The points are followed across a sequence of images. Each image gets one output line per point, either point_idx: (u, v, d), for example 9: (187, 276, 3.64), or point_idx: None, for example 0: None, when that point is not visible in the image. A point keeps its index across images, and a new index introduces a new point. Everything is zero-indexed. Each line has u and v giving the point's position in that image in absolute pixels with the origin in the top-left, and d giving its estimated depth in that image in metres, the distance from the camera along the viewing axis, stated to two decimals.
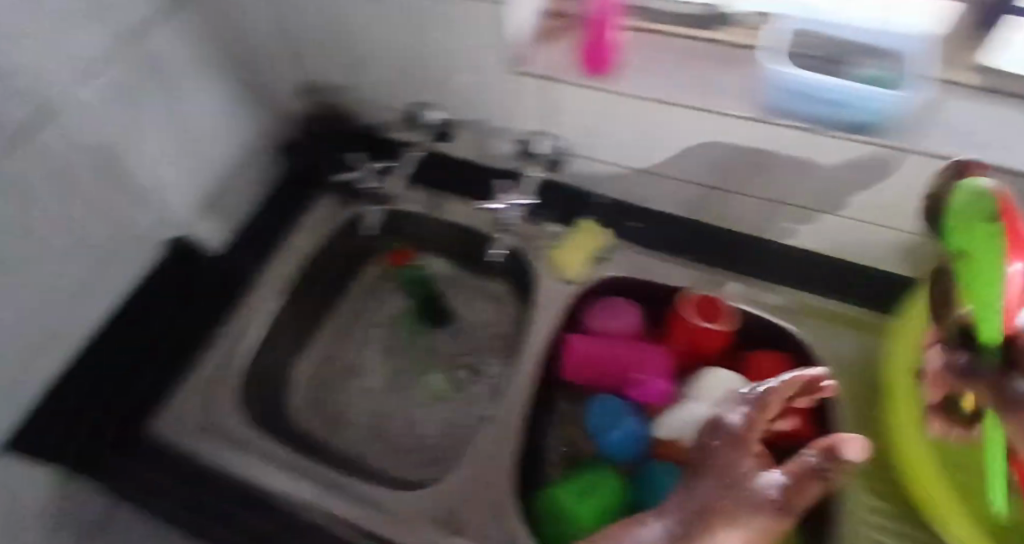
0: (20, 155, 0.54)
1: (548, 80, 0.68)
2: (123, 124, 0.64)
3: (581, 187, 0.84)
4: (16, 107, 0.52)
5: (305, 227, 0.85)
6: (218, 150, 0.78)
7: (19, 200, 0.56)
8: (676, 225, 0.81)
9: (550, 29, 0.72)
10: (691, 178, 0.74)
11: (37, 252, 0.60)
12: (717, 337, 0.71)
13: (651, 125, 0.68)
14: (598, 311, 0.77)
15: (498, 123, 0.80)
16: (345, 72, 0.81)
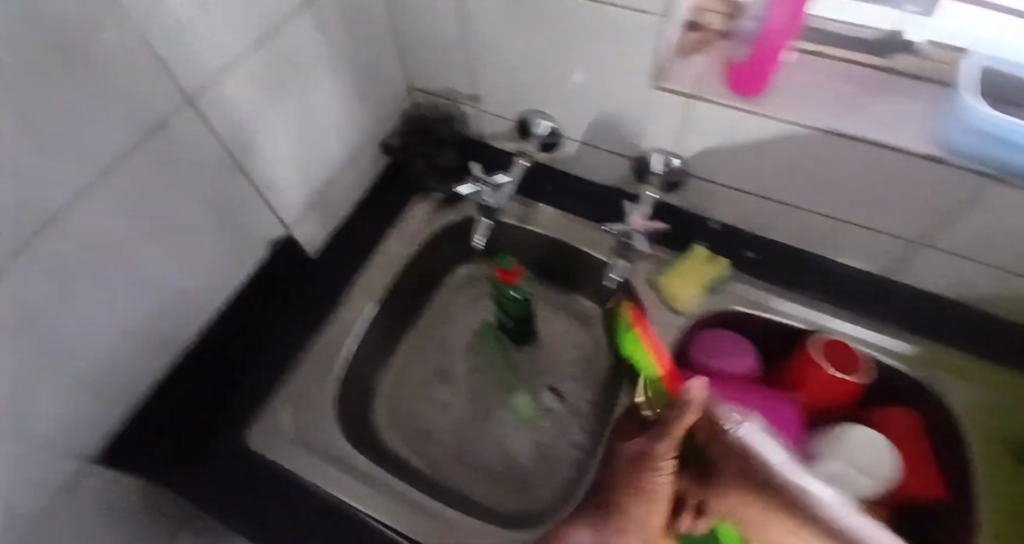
0: (174, 142, 0.51)
1: (691, 99, 0.64)
2: (266, 121, 0.61)
3: (689, 208, 0.79)
4: (179, 90, 0.49)
5: (398, 233, 0.82)
6: (330, 145, 0.74)
7: (168, 193, 0.53)
8: (792, 261, 0.76)
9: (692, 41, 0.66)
10: (823, 213, 0.69)
11: (182, 257, 0.57)
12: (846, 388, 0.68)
13: (799, 154, 0.63)
14: (706, 346, 0.73)
15: (616, 137, 0.75)
16: (461, 74, 0.78)
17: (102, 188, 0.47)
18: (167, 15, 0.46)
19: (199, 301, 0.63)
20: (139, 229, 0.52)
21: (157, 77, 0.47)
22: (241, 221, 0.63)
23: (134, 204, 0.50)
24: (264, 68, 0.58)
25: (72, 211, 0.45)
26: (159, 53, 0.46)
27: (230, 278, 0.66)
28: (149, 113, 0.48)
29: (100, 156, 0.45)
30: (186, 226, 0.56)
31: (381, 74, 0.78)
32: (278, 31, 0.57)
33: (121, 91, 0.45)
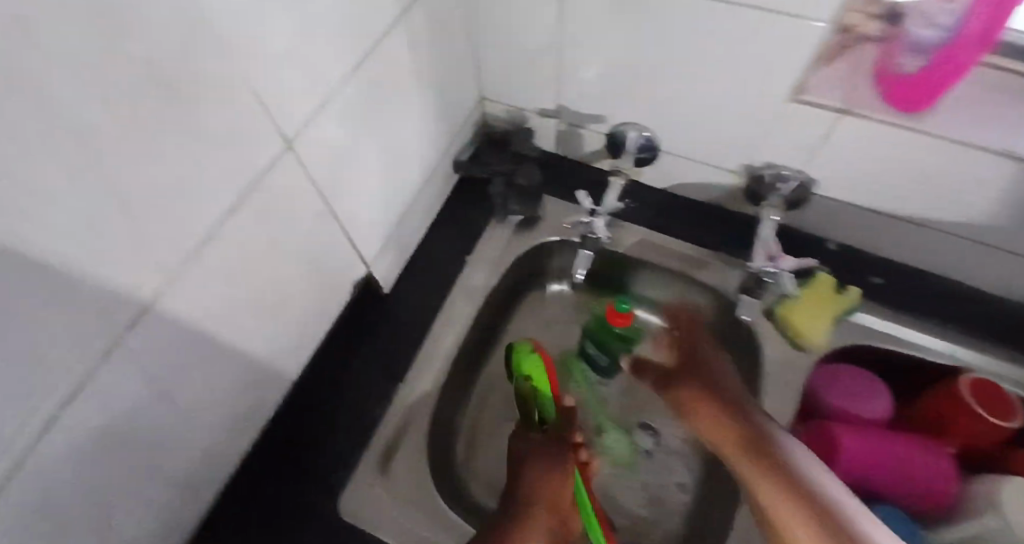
0: (273, 190, 0.44)
1: (840, 113, 0.56)
2: (358, 153, 0.53)
3: (803, 228, 0.72)
4: (278, 132, 0.42)
5: (477, 261, 0.72)
6: (413, 168, 0.66)
7: (267, 248, 0.46)
8: (920, 284, 0.70)
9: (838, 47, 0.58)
10: (972, 236, 0.62)
11: (275, 314, 0.51)
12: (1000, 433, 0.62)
13: (965, 174, 0.56)
14: (839, 387, 0.67)
15: (728, 154, 0.68)
16: (550, 84, 0.69)
17: (202, 254, 0.40)
18: (269, 45, 0.38)
19: (286, 357, 0.56)
20: (238, 293, 0.45)
21: (258, 118, 0.40)
22: (330, 266, 0.56)
23: (234, 266, 0.43)
24: (359, 94, 0.50)
25: (172, 284, 0.38)
26: (260, 90, 0.39)
27: (314, 326, 0.59)
28: (250, 162, 0.41)
29: (201, 217, 0.38)
30: (282, 281, 0.49)
31: (461, 86, 0.69)
32: (372, 52, 0.50)
33: (223, 142, 0.38)
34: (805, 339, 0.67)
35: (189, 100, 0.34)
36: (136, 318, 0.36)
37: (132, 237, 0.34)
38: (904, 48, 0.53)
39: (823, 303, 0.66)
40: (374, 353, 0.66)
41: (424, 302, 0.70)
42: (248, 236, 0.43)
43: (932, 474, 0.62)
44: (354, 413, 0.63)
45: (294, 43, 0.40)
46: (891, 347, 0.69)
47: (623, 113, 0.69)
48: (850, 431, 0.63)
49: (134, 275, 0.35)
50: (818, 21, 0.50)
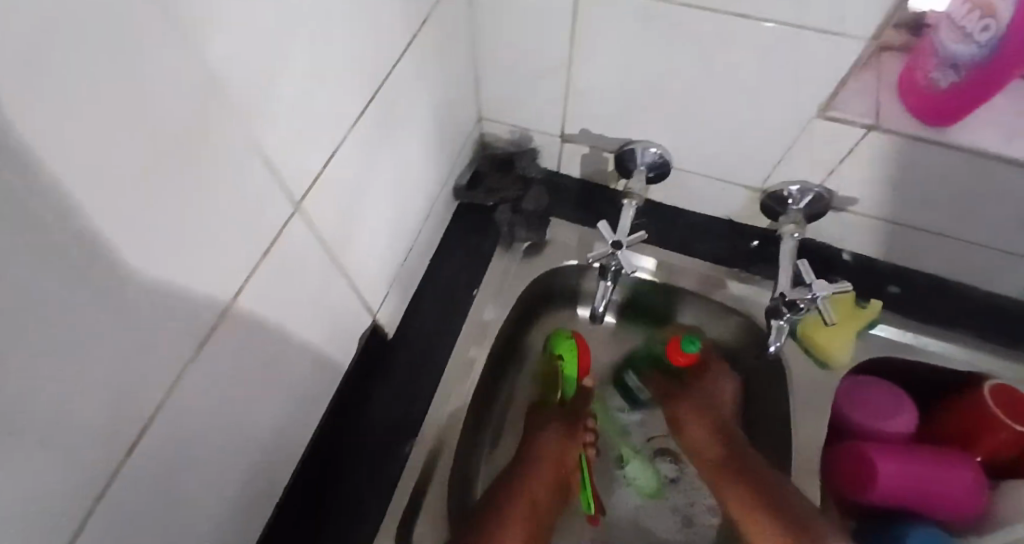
0: (281, 260, 0.40)
1: (869, 130, 0.54)
2: (362, 201, 0.49)
3: (817, 240, 0.71)
4: (287, 198, 0.38)
5: (489, 294, 0.70)
6: (413, 203, 0.61)
7: (277, 322, 0.42)
8: (938, 293, 0.68)
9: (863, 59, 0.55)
10: (994, 246, 0.60)
11: (285, 386, 0.46)
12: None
13: (988, 191, 0.54)
14: (865, 401, 0.67)
15: (742, 172, 0.65)
16: (553, 106, 0.66)
17: (211, 345, 0.35)
18: (278, 107, 0.34)
19: (296, 425, 0.51)
20: (248, 374, 0.40)
21: (267, 188, 0.35)
22: (337, 323, 0.52)
23: (245, 349, 0.39)
24: (363, 142, 0.46)
25: (181, 384, 0.34)
26: (269, 158, 0.35)
27: (323, 387, 0.54)
28: (258, 236, 0.36)
29: (210, 307, 0.34)
30: (291, 351, 0.45)
31: (458, 111, 0.65)
32: (376, 94, 0.46)
33: (232, 222, 0.33)
34: (831, 359, 0.67)
35: (200, 186, 0.30)
36: (144, 430, 0.32)
37: (138, 347, 0.29)
38: (938, 62, 0.50)
39: (849, 320, 0.66)
40: (384, 404, 0.62)
41: (434, 343, 0.66)
42: (258, 314, 0.39)
43: (969, 485, 0.61)
44: (371, 469, 0.60)
45: (303, 102, 0.36)
46: (915, 359, 0.68)
47: (633, 133, 0.65)
48: (872, 446, 0.63)
49: (141, 385, 0.31)
50: (845, 44, 0.48)
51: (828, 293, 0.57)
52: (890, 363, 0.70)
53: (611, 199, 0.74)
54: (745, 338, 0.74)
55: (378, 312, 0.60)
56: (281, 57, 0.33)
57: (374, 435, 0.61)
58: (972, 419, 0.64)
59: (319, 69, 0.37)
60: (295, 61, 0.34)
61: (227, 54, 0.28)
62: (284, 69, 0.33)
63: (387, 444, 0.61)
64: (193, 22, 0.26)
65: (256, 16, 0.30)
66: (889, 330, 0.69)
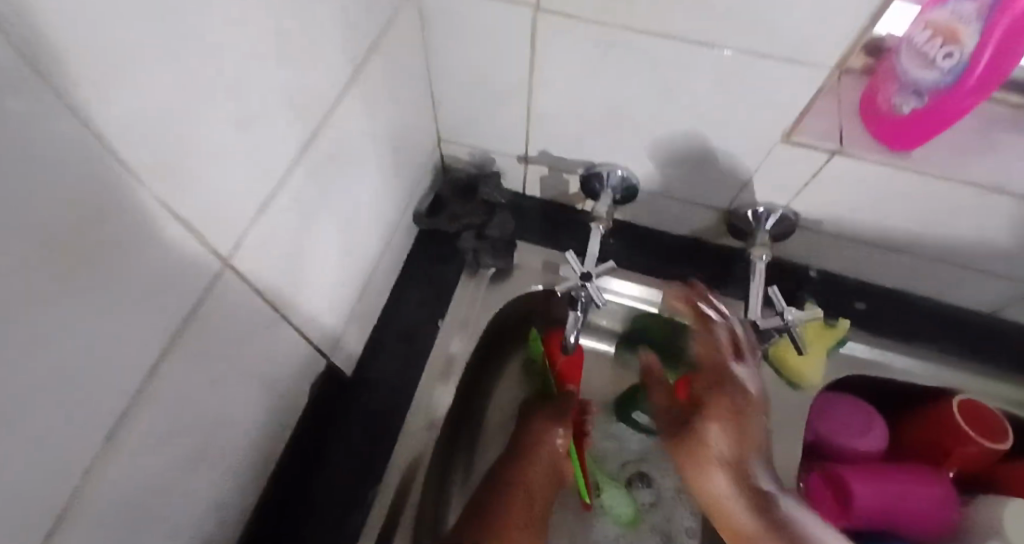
0: (210, 323, 0.38)
1: (833, 154, 0.53)
2: (305, 247, 0.47)
3: (783, 258, 0.69)
4: (212, 259, 0.36)
5: (454, 324, 0.68)
6: (364, 235, 0.58)
7: (208, 384, 0.40)
8: (906, 307, 0.68)
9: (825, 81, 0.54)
10: (954, 262, 0.61)
11: (224, 446, 0.45)
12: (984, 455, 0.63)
13: (944, 212, 0.55)
14: (833, 421, 0.67)
15: (703, 192, 0.63)
16: (512, 130, 0.64)
17: (131, 422, 0.34)
18: (197, 169, 0.32)
19: (242, 479, 0.50)
20: (178, 441, 0.39)
21: (189, 254, 0.34)
22: (280, 372, 0.50)
23: (171, 417, 0.37)
24: (302, 186, 0.44)
25: (98, 466, 0.32)
26: (188, 224, 0.33)
27: (270, 436, 0.52)
28: (180, 304, 0.35)
29: (125, 384, 0.32)
30: (228, 409, 0.44)
31: (413, 138, 0.62)
32: (315, 135, 0.43)
33: (145, 295, 0.32)
34: (803, 378, 0.67)
35: (102, 266, 0.28)
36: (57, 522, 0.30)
37: (42, 442, 0.28)
38: (899, 87, 0.50)
39: (822, 338, 0.66)
40: (344, 452, 0.60)
41: (395, 385, 0.64)
42: (185, 380, 0.37)
43: (935, 503, 0.61)
44: (332, 525, 0.56)
45: (224, 159, 0.34)
46: (882, 376, 0.68)
47: (597, 157, 0.63)
48: (846, 469, 0.63)
49: (51, 479, 0.29)
50: (802, 70, 0.47)
51: (799, 319, 0.57)
52: (856, 380, 0.69)
53: (578, 220, 0.73)
54: None
55: (331, 356, 0.59)
56: (197, 118, 0.31)
57: (334, 487, 0.58)
58: (941, 431, 0.64)
59: (244, 122, 0.35)
60: (216, 120, 0.33)
61: (126, 127, 0.27)
62: (203, 131, 0.32)
63: (348, 494, 0.58)
64: (79, 102, 0.24)
65: (160, 80, 0.28)
66: (857, 347, 0.69)
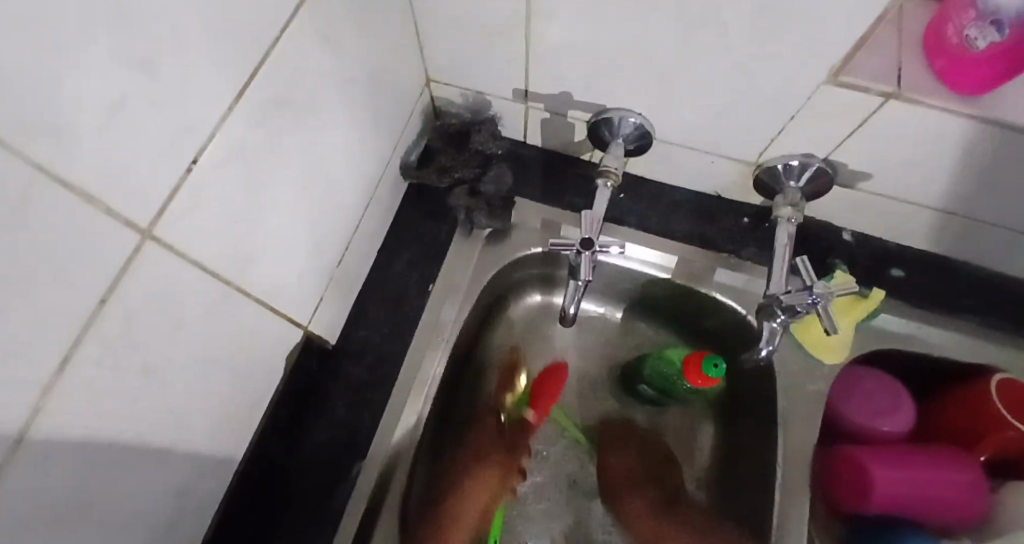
0: (135, 299, 0.32)
1: (887, 99, 0.44)
2: (258, 208, 0.40)
3: (813, 219, 0.63)
4: (125, 227, 0.30)
5: (443, 290, 0.62)
6: (339, 192, 0.51)
7: (145, 368, 0.34)
8: (948, 273, 0.62)
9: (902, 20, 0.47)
10: (1012, 228, 0.53)
11: (182, 432, 0.40)
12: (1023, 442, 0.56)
13: (1015, 170, 0.46)
14: (846, 395, 0.61)
15: (725, 144, 0.56)
16: (509, 69, 0.56)
17: (44, 420, 0.28)
18: (80, 121, 0.25)
19: (208, 462, 0.45)
20: (115, 435, 0.34)
21: (90, 222, 0.28)
22: (244, 346, 0.44)
23: (99, 411, 0.32)
24: (246, 139, 0.37)
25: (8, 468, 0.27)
26: (79, 190, 0.27)
27: (239, 415, 0.47)
28: (90, 277, 0.29)
29: (29, 378, 0.27)
30: (182, 393, 0.39)
31: (393, 79, 0.54)
32: (256, 72, 0.36)
33: (33, 280, 0.26)
34: (827, 354, 0.61)
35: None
36: None
37: None
38: (976, 16, 0.42)
39: (855, 313, 0.60)
40: (326, 425, 0.55)
41: (383, 354, 0.59)
42: (113, 365, 0.32)
43: (952, 482, 0.56)
44: (312, 504, 0.53)
45: (123, 108, 0.27)
46: (916, 351, 0.62)
47: (608, 101, 0.55)
48: (863, 451, 0.58)
49: None
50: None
51: (830, 291, 0.50)
52: (890, 353, 0.63)
53: (580, 172, 0.65)
54: (731, 331, 0.66)
55: (309, 325, 0.53)
56: (70, 57, 0.24)
57: (315, 465, 0.54)
58: (976, 411, 0.58)
59: (146, 61, 0.28)
60: (101, 63, 0.25)
61: None
62: (80, 76, 0.25)
63: (330, 473, 0.54)
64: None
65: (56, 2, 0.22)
66: (891, 320, 0.62)
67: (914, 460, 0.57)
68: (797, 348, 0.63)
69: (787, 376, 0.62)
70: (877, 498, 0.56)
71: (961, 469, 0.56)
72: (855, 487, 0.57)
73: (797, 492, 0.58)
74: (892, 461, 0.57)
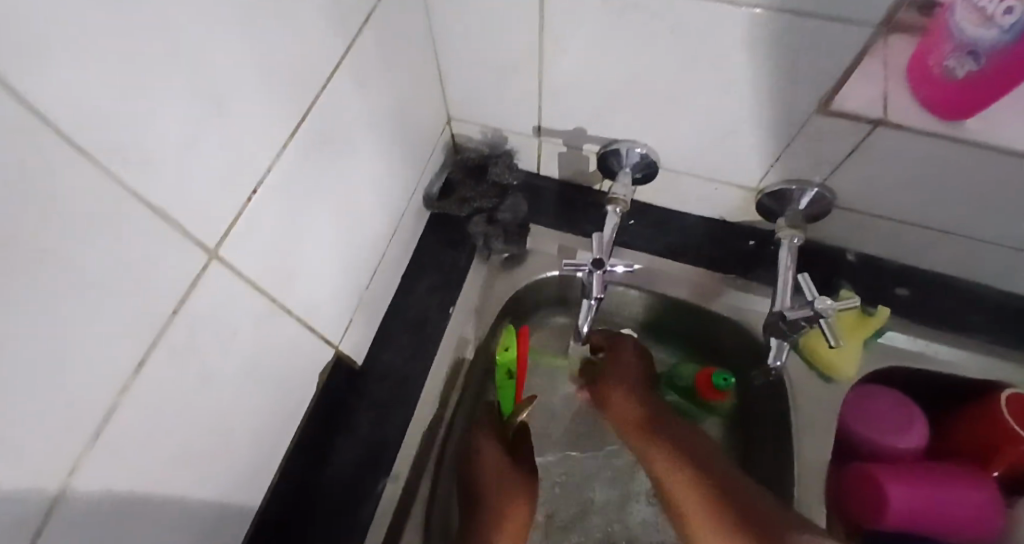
0: (197, 314, 0.36)
1: (876, 126, 0.48)
2: (300, 233, 0.45)
3: (819, 239, 0.64)
4: (195, 247, 0.34)
5: (465, 312, 0.67)
6: (369, 220, 0.56)
7: (200, 378, 0.38)
8: (956, 292, 0.62)
9: (890, 53, 0.51)
10: (1011, 245, 0.55)
11: (227, 441, 0.43)
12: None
13: (1005, 189, 0.49)
14: (856, 414, 0.63)
15: (728, 172, 0.59)
16: (525, 106, 0.60)
17: (117, 419, 0.32)
18: (163, 154, 0.30)
19: (249, 473, 0.48)
20: (170, 440, 0.37)
21: (166, 242, 0.32)
22: (284, 362, 0.48)
23: (162, 411, 0.35)
24: (291, 172, 0.41)
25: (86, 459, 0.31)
26: (160, 212, 0.31)
27: (275, 427, 0.50)
28: (163, 292, 0.33)
29: (108, 377, 0.31)
30: (229, 403, 0.42)
31: (418, 116, 0.59)
32: (304, 115, 0.41)
33: (123, 292, 0.30)
34: (837, 372, 0.63)
35: (63, 260, 0.26)
36: (41, 528, 0.29)
37: (18, 447, 0.26)
38: (953, 47, 0.44)
39: (859, 329, 0.62)
40: (354, 439, 0.58)
41: (408, 374, 0.62)
42: (177, 373, 0.36)
43: (965, 498, 0.56)
44: (342, 516, 0.55)
45: (195, 143, 0.32)
46: (921, 367, 0.64)
47: (617, 134, 0.59)
48: (879, 467, 0.59)
49: (29, 481, 0.27)
50: (846, 32, 0.41)
51: (831, 308, 0.52)
52: (899, 371, 0.65)
53: (592, 201, 0.69)
54: (741, 350, 0.69)
55: (339, 344, 0.57)
56: (157, 100, 0.28)
57: (344, 478, 0.56)
58: (986, 426, 0.59)
59: (216, 103, 0.32)
60: (182, 106, 0.30)
61: (76, 111, 0.24)
62: (165, 116, 0.29)
63: (359, 488, 0.56)
64: (15, 85, 0.22)
65: (122, 49, 0.25)
66: (897, 337, 0.65)
67: (926, 478, 0.57)
68: (806, 363, 0.65)
69: (799, 392, 0.64)
70: (891, 515, 0.57)
71: (974, 485, 0.57)
72: (869, 506, 0.58)
73: (811, 509, 0.59)
74: (902, 478, 0.58)
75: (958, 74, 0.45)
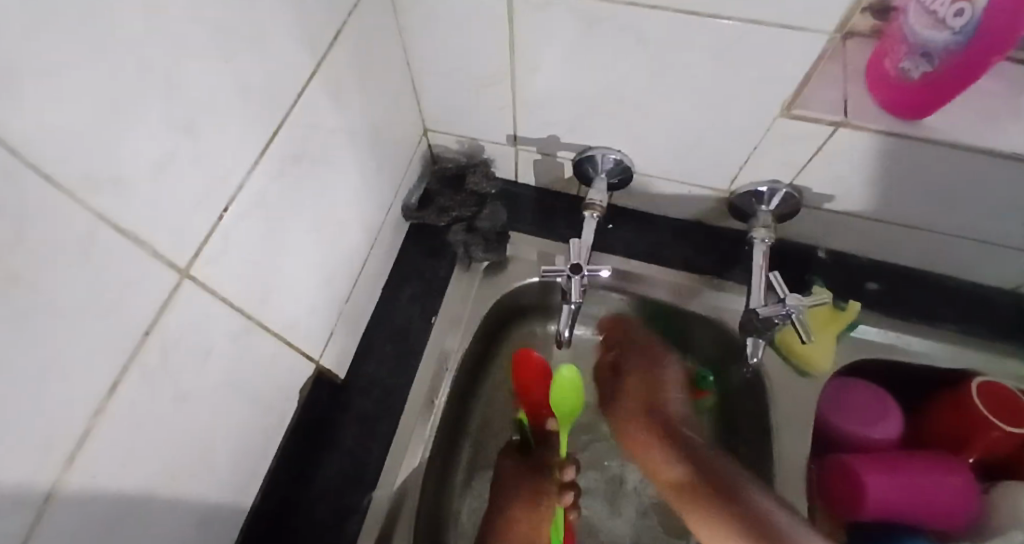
0: (171, 333, 0.36)
1: (838, 128, 0.49)
2: (277, 249, 0.45)
3: (789, 239, 0.67)
4: (168, 267, 0.34)
5: (447, 322, 0.66)
6: (347, 233, 0.56)
7: (177, 397, 0.38)
8: (920, 284, 0.65)
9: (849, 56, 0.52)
10: (972, 237, 0.57)
11: (208, 459, 0.43)
12: (1003, 443, 0.59)
13: (962, 184, 0.51)
14: (834, 409, 0.64)
15: (699, 175, 0.60)
16: (499, 116, 0.61)
17: (94, 441, 0.32)
18: (134, 176, 0.30)
19: (231, 490, 0.48)
20: (149, 460, 0.37)
21: (138, 263, 0.32)
22: (264, 377, 0.48)
23: (140, 431, 0.35)
24: (266, 189, 0.42)
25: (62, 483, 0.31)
26: (133, 234, 0.31)
27: (257, 443, 0.51)
28: (135, 313, 0.33)
29: (84, 401, 0.31)
30: (208, 420, 0.42)
31: (394, 129, 0.60)
32: (277, 132, 0.41)
33: (96, 314, 0.30)
34: (813, 366, 0.64)
35: (36, 287, 0.26)
36: None
37: None
38: (908, 50, 0.46)
39: (831, 324, 0.64)
40: (337, 452, 0.58)
41: (390, 385, 0.62)
42: (153, 392, 0.36)
43: (940, 485, 0.58)
44: (328, 530, 0.55)
45: (166, 164, 0.32)
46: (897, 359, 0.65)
47: (591, 141, 0.60)
48: (856, 459, 0.60)
49: (5, 507, 0.28)
50: (803, 39, 0.43)
51: (802, 303, 0.54)
52: (874, 364, 0.66)
53: (570, 207, 0.70)
54: (721, 349, 0.70)
55: (320, 358, 0.57)
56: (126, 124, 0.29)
57: (328, 492, 0.56)
58: (957, 415, 0.61)
59: (187, 125, 0.33)
60: (152, 128, 0.30)
61: (46, 140, 0.25)
62: (134, 140, 0.30)
63: (343, 501, 0.56)
64: None
65: (91, 78, 0.26)
66: (871, 331, 0.65)
67: (901, 467, 0.59)
68: (783, 361, 0.66)
69: (778, 389, 0.65)
70: (870, 505, 0.58)
71: (948, 473, 0.58)
72: (848, 498, 0.60)
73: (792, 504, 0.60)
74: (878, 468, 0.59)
75: (910, 74, 0.46)
